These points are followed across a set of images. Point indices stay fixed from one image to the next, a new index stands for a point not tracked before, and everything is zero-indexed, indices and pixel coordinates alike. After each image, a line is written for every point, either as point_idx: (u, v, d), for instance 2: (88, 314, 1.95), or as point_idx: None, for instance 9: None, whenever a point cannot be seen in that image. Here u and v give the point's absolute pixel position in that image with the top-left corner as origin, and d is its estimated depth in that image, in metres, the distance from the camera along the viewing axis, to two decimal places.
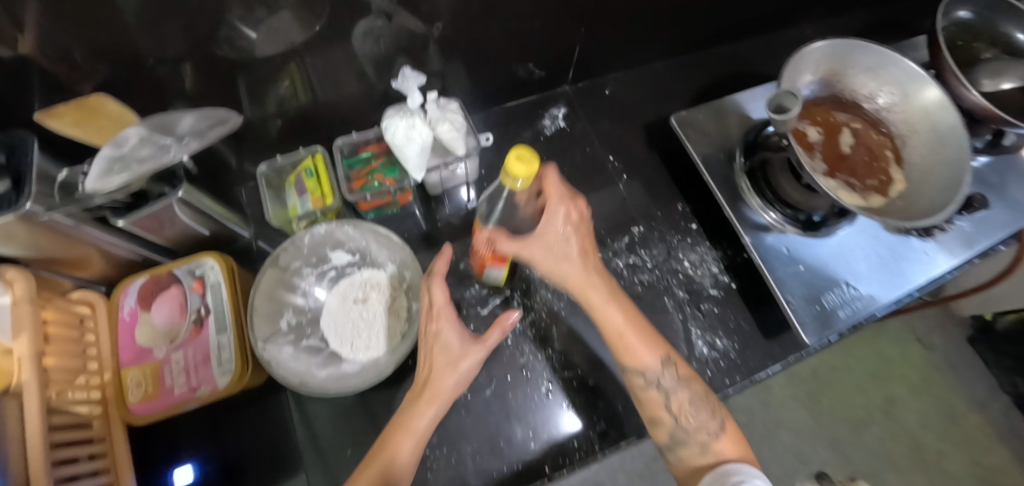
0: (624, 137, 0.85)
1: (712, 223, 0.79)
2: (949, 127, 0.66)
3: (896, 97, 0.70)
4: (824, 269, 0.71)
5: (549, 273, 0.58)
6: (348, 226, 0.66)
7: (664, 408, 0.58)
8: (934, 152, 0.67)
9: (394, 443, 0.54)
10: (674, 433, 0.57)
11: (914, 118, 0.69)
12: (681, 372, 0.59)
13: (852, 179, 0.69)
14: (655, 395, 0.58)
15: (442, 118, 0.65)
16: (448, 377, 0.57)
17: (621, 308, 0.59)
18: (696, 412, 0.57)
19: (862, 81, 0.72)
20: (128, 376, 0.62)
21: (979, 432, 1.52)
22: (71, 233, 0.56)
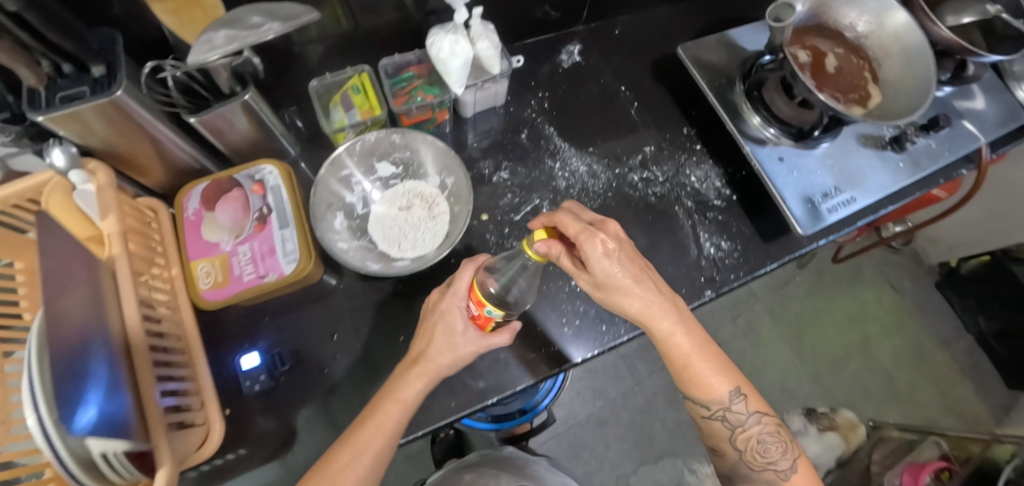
0: (634, 71, 0.94)
1: (714, 144, 0.89)
2: (916, 46, 0.77)
3: (873, 24, 0.81)
4: (815, 174, 0.82)
5: (624, 301, 0.64)
6: (396, 134, 0.74)
7: (730, 443, 0.70)
8: (907, 69, 0.77)
9: (363, 437, 0.60)
10: (743, 469, 0.70)
11: (888, 42, 0.80)
12: (752, 404, 0.69)
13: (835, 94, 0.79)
14: (724, 431, 0.70)
15: (483, 34, 0.71)
16: (419, 382, 0.63)
17: (649, 290, 0.64)
18: (767, 454, 0.68)
19: (846, 12, 0.82)
20: (198, 267, 0.67)
21: (946, 368, 1.65)
22: (148, 130, 0.62)
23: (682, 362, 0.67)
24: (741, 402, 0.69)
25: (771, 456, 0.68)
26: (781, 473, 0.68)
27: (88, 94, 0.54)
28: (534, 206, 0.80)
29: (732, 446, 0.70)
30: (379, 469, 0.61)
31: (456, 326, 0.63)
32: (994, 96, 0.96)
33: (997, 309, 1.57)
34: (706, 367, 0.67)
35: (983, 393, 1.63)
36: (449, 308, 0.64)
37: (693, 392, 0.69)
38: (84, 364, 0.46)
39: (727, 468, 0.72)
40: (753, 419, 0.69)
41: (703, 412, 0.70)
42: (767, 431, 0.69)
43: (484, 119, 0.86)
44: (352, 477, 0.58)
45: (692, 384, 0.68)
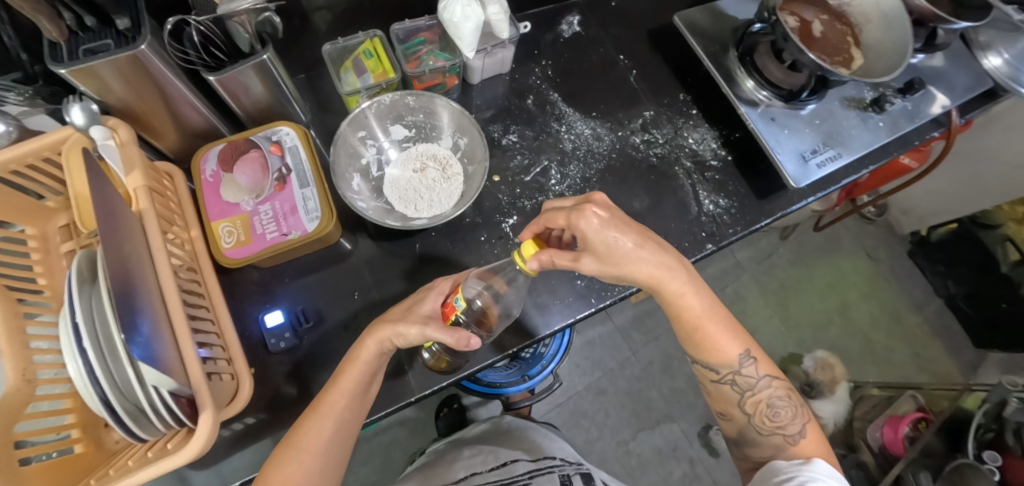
0: (630, 41, 0.97)
1: (709, 109, 0.94)
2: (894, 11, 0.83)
3: None
4: (803, 132, 0.87)
5: (626, 266, 0.66)
6: (411, 96, 0.76)
7: (738, 407, 0.73)
8: (888, 32, 0.83)
9: (327, 401, 0.62)
10: (753, 434, 0.73)
11: (868, 8, 0.85)
12: (761, 368, 0.72)
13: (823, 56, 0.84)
14: (733, 394, 0.73)
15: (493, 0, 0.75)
16: (376, 345, 0.64)
17: (650, 248, 0.67)
18: (776, 416, 0.71)
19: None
20: (219, 227, 0.68)
21: (919, 329, 1.75)
22: (167, 88, 0.62)
23: (692, 327, 0.71)
24: (750, 365, 0.72)
25: (781, 421, 0.71)
26: (790, 438, 0.70)
27: (112, 47, 0.55)
28: (542, 167, 0.83)
29: (741, 411, 0.73)
30: (346, 429, 0.63)
31: (422, 309, 0.66)
32: (962, 64, 1.04)
33: (965, 275, 1.67)
34: (712, 331, 0.71)
35: (952, 351, 1.74)
36: (428, 294, 0.68)
37: (704, 357, 0.72)
38: (129, 306, 0.47)
39: (738, 433, 0.75)
40: (762, 381, 0.72)
41: (714, 376, 0.73)
42: (776, 391, 0.72)
43: (491, 86, 0.88)
44: (317, 439, 0.61)
45: (703, 347, 0.72)
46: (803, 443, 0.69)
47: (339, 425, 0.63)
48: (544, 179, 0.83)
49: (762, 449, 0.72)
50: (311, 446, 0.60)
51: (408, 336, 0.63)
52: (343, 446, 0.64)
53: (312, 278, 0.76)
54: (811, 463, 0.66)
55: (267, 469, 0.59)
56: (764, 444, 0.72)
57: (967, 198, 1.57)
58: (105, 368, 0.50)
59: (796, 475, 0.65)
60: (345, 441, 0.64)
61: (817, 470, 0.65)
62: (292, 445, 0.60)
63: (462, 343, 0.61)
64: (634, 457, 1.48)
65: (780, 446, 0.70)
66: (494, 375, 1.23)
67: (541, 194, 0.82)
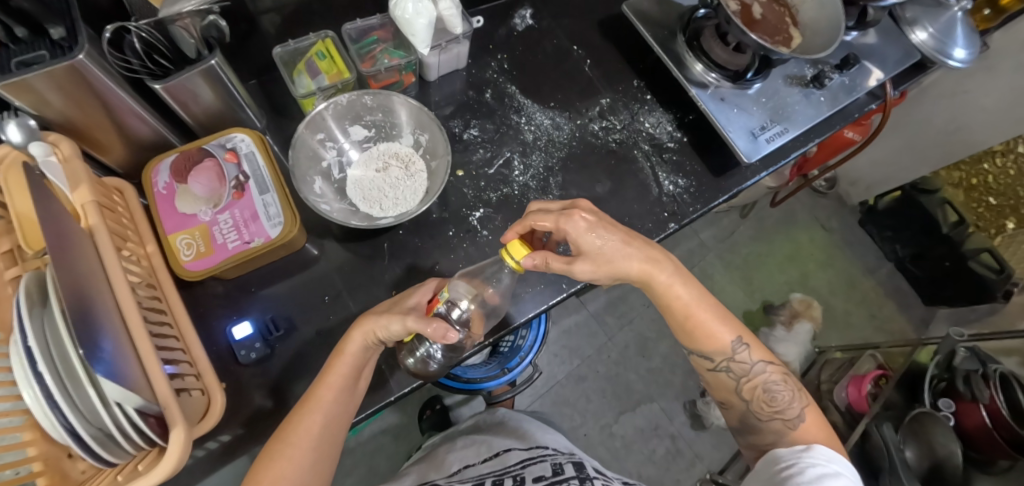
0: (584, 30, 1.00)
1: (662, 93, 0.97)
2: None
3: None
4: (751, 111, 0.91)
5: (624, 266, 0.69)
6: (367, 95, 0.76)
7: (737, 394, 0.75)
8: (823, 10, 0.88)
9: (316, 395, 0.62)
10: (754, 420, 0.74)
11: None
12: (754, 353, 0.74)
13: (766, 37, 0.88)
14: (730, 381, 0.75)
15: None
16: (362, 338, 0.63)
17: (643, 253, 0.70)
18: (772, 400, 0.72)
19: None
20: (176, 240, 0.66)
21: (873, 292, 1.86)
22: (110, 99, 0.60)
23: (683, 314, 0.73)
24: (743, 350, 0.74)
25: (779, 405, 0.72)
26: (789, 422, 0.71)
27: (48, 58, 0.53)
28: (505, 158, 0.84)
29: (738, 397, 0.75)
30: (336, 423, 0.63)
31: (407, 302, 0.66)
32: (891, 38, 1.11)
33: (911, 237, 1.77)
34: (701, 313, 0.73)
35: (904, 310, 1.86)
36: (419, 289, 0.69)
37: (697, 344, 0.74)
38: (87, 325, 0.45)
39: (740, 419, 0.77)
40: (755, 365, 0.74)
41: (709, 365, 0.75)
42: (772, 375, 0.74)
43: (448, 82, 0.89)
44: (307, 434, 0.60)
45: (698, 331, 0.74)
46: (803, 427, 0.70)
47: (328, 420, 0.62)
48: (507, 171, 0.84)
49: (763, 436, 0.73)
50: (301, 441, 0.60)
51: (392, 328, 0.62)
52: (333, 443, 0.63)
53: (278, 284, 0.74)
54: (811, 450, 0.65)
55: (256, 470, 0.59)
56: (764, 430, 0.72)
57: (909, 164, 1.67)
58: (64, 392, 0.48)
59: (797, 463, 0.64)
60: (336, 434, 0.64)
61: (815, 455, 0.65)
62: (285, 440, 0.60)
63: (440, 334, 0.60)
64: (618, 439, 1.52)
65: (780, 431, 0.71)
66: (473, 371, 1.23)
67: (506, 186, 0.83)
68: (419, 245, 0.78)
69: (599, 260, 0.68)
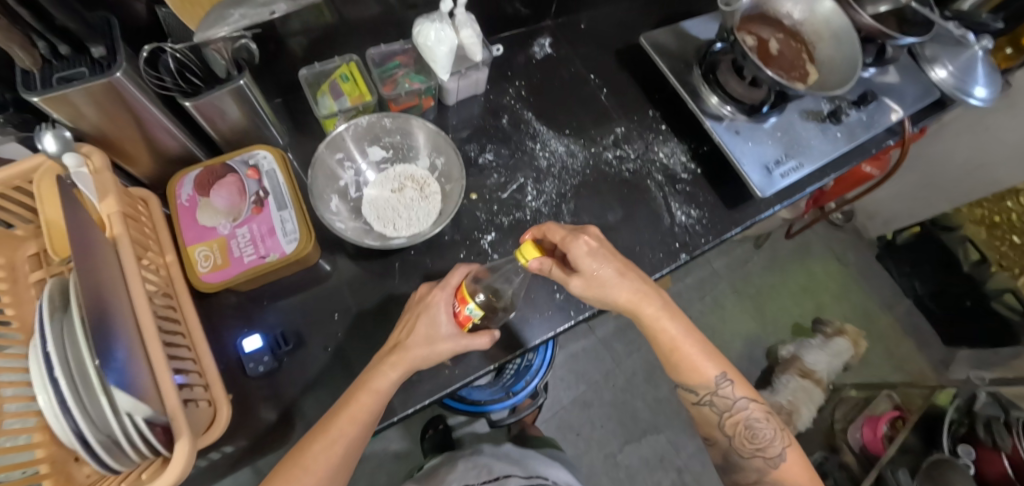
0: (600, 60, 1.02)
1: (677, 123, 0.98)
2: (842, 29, 0.88)
3: (806, 12, 0.92)
4: (766, 145, 0.91)
5: (613, 294, 0.70)
6: (387, 118, 0.78)
7: (719, 429, 0.75)
8: (841, 49, 0.88)
9: (339, 425, 0.62)
10: (735, 455, 0.75)
11: (819, 27, 0.91)
12: (739, 389, 0.73)
13: (781, 73, 0.89)
14: (713, 416, 0.74)
15: (465, 23, 0.76)
16: (396, 375, 0.64)
17: (636, 282, 0.71)
18: (754, 440, 0.73)
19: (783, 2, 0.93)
20: (195, 251, 0.68)
21: (891, 329, 1.81)
22: (143, 115, 0.63)
23: (667, 344, 0.73)
24: (728, 386, 0.73)
25: (760, 443, 0.73)
26: (770, 460, 0.72)
27: (87, 74, 0.55)
28: (519, 184, 0.86)
29: (722, 433, 0.75)
30: (355, 452, 0.63)
31: (440, 327, 0.67)
32: (910, 76, 1.11)
33: (931, 273, 1.75)
34: (686, 347, 0.73)
35: (923, 348, 1.80)
36: (433, 308, 0.68)
37: (683, 381, 0.74)
38: (104, 336, 0.47)
39: (726, 454, 0.76)
40: (738, 402, 0.73)
41: (696, 401, 0.74)
42: (753, 414, 0.73)
43: (466, 106, 0.91)
44: (325, 461, 0.60)
45: (680, 366, 0.73)
46: (783, 466, 0.70)
47: (352, 446, 0.62)
48: (520, 196, 0.85)
49: (745, 474, 0.73)
50: (317, 467, 0.60)
51: (430, 358, 0.65)
52: (348, 468, 0.63)
53: (292, 298, 0.76)
54: None
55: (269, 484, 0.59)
56: (747, 467, 0.73)
57: (928, 201, 1.64)
58: (77, 399, 0.49)
59: None
60: (349, 464, 0.64)
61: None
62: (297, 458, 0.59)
63: (490, 338, 0.69)
64: (622, 468, 1.48)
65: (762, 468, 0.72)
66: (477, 392, 1.22)
67: (518, 211, 0.84)
68: (429, 265, 0.79)
69: (583, 282, 0.69)
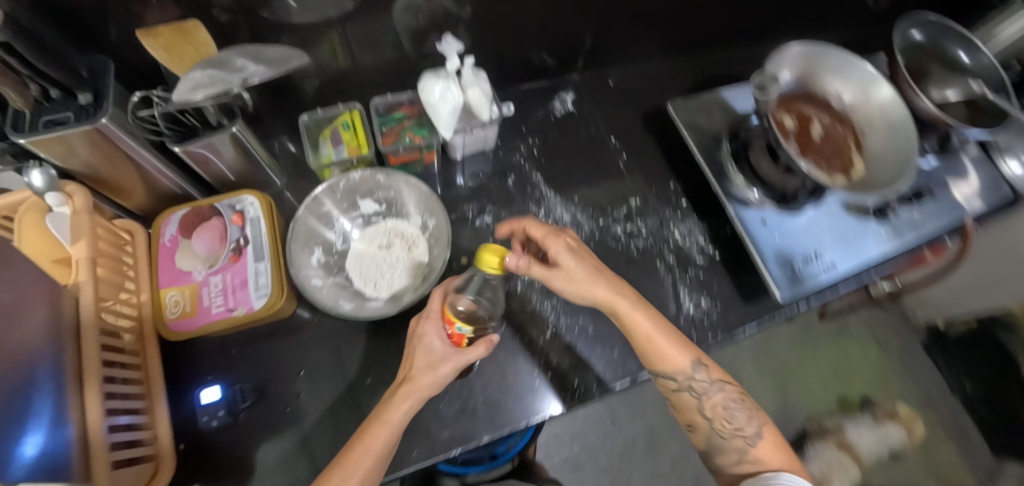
0: (625, 120, 0.96)
1: (699, 200, 0.90)
2: (902, 122, 0.79)
3: (858, 96, 0.82)
4: (795, 239, 0.82)
5: (591, 291, 0.65)
6: (381, 174, 0.75)
7: (699, 413, 0.67)
8: (892, 145, 0.79)
9: (351, 455, 0.57)
10: (716, 439, 0.66)
11: (872, 114, 0.81)
12: (714, 372, 0.67)
13: (820, 162, 0.80)
14: (693, 400, 0.67)
15: (473, 82, 0.73)
16: (405, 405, 0.60)
17: (613, 280, 0.67)
18: (730, 418, 0.66)
19: (831, 81, 0.84)
20: (166, 295, 0.66)
21: (935, 432, 1.61)
22: (130, 157, 0.62)
23: (640, 330, 0.66)
24: (702, 370, 0.67)
25: (738, 422, 0.65)
26: (747, 438, 0.64)
27: (72, 120, 0.55)
28: (515, 252, 0.80)
29: (702, 416, 0.67)
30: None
31: (430, 345, 0.62)
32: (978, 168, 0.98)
33: (981, 370, 1.59)
34: (662, 334, 0.67)
35: (972, 460, 1.59)
36: (423, 329, 0.64)
37: (657, 366, 0.67)
38: (31, 398, 0.43)
39: (705, 438, 0.67)
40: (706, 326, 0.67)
41: (671, 384, 0.67)
42: (728, 393, 0.67)
43: (473, 162, 0.87)
44: None
45: (649, 351, 0.66)
46: (761, 444, 0.64)
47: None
48: (514, 266, 0.79)
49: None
50: None
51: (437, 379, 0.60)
52: None
53: (261, 350, 0.73)
54: None
55: None
56: (727, 448, 0.65)
57: (988, 294, 1.46)
58: None
59: None
60: None
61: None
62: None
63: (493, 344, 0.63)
64: None
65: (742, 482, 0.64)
66: None
67: (509, 282, 0.78)
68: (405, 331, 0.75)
69: (560, 278, 0.65)
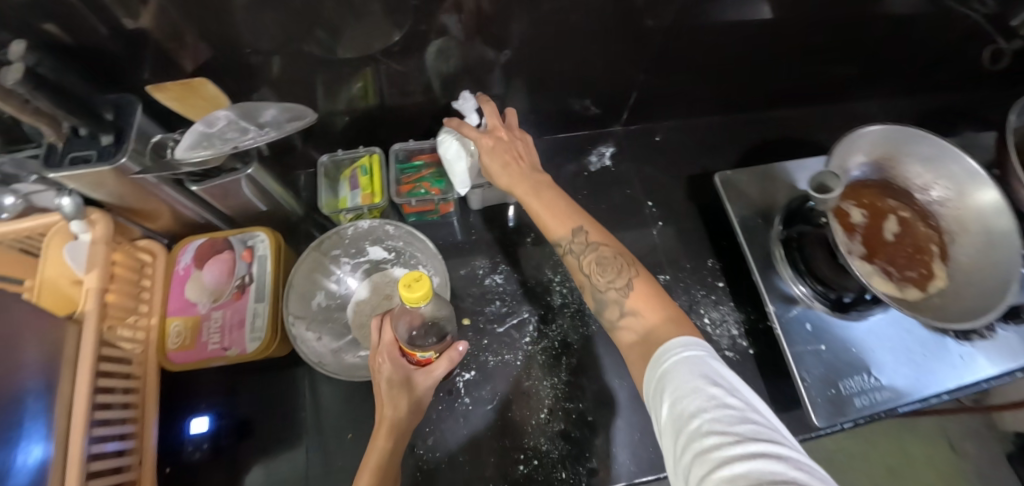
0: (665, 183, 0.88)
1: (738, 284, 0.80)
2: (1003, 232, 0.64)
3: (950, 193, 0.69)
4: (846, 352, 0.70)
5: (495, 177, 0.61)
6: (390, 225, 0.73)
7: (580, 272, 0.55)
8: (983, 257, 0.65)
9: None
10: (597, 295, 0.53)
11: (966, 217, 0.68)
12: (596, 238, 0.54)
13: (889, 266, 0.68)
14: (572, 261, 0.55)
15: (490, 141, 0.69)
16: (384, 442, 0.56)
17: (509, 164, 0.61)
18: (603, 269, 0.53)
19: (914, 168, 0.71)
20: (171, 324, 0.68)
21: None
22: (151, 190, 0.63)
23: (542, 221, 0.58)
24: (584, 238, 0.54)
25: (608, 274, 0.52)
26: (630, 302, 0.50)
27: (95, 159, 0.57)
28: (520, 318, 0.76)
29: (583, 277, 0.54)
30: None
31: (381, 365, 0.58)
32: None
33: None
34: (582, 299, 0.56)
35: None
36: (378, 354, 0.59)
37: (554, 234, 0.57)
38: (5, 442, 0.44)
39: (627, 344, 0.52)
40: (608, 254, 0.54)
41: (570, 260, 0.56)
42: (601, 252, 0.53)
43: (493, 214, 0.83)
44: None
45: (545, 220, 0.57)
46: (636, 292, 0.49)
47: None
48: (517, 333, 0.75)
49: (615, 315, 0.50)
50: None
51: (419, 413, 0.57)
52: None
53: (254, 387, 0.73)
54: None
55: None
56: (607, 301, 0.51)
57: None
58: None
59: None
60: None
61: (712, 422, 0.35)
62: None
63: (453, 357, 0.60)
64: None
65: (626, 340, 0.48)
66: None
67: (509, 351, 0.74)
68: None
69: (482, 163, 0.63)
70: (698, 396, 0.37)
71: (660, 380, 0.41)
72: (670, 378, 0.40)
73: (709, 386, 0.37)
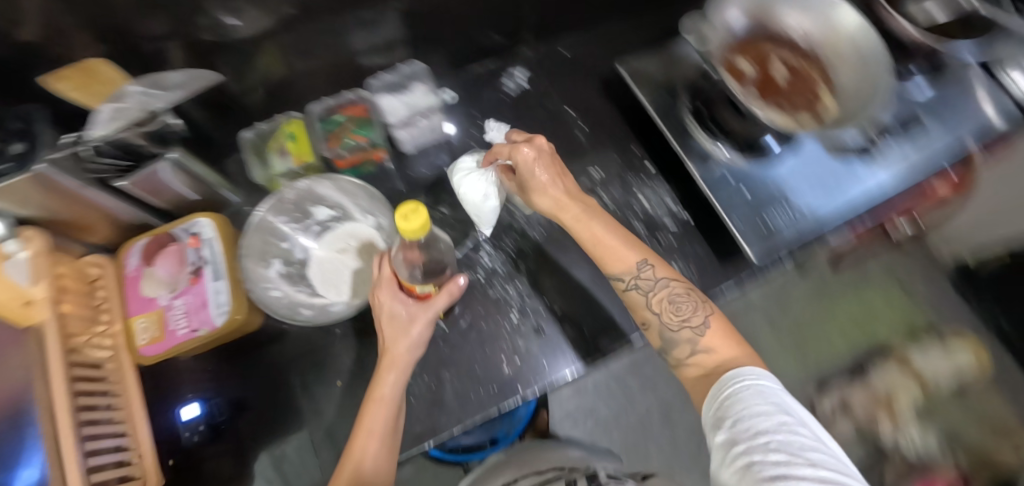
0: (582, 90, 0.92)
1: (665, 161, 0.86)
2: (869, 46, 0.71)
3: (820, 28, 0.76)
4: (767, 193, 0.77)
5: (541, 201, 0.70)
6: (325, 180, 0.76)
7: (647, 309, 0.65)
8: (861, 76, 0.72)
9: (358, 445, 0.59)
10: (666, 333, 0.64)
11: (839, 44, 0.74)
12: (660, 271, 0.65)
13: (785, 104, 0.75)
14: (639, 297, 0.66)
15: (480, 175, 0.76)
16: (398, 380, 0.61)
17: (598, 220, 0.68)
18: (671, 303, 0.64)
19: (786, 16, 0.79)
20: (137, 323, 0.69)
21: None
22: (79, 198, 0.62)
23: (586, 239, 0.68)
24: (649, 268, 0.65)
25: (684, 313, 0.63)
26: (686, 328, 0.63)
27: (14, 169, 0.53)
28: (473, 239, 0.80)
29: (651, 313, 0.65)
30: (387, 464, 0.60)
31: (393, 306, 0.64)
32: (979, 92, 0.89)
33: None
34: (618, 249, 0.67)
35: None
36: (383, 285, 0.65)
37: (604, 263, 0.67)
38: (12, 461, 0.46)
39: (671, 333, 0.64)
40: (659, 283, 0.65)
41: (623, 287, 0.66)
42: (671, 289, 0.65)
43: (427, 153, 0.86)
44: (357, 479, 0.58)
45: (600, 245, 0.67)
46: (710, 333, 0.62)
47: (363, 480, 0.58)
48: (474, 253, 0.79)
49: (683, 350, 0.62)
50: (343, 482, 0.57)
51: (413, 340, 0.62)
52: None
53: (236, 365, 0.75)
54: None
55: None
56: (678, 340, 0.63)
57: None
58: None
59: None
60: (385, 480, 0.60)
61: (782, 442, 0.45)
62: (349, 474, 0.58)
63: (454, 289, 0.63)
64: None
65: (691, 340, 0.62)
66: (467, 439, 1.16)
67: (470, 270, 0.78)
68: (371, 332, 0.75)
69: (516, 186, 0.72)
70: (765, 419, 0.47)
71: (727, 402, 0.52)
72: (737, 403, 0.50)
73: (782, 415, 0.47)
